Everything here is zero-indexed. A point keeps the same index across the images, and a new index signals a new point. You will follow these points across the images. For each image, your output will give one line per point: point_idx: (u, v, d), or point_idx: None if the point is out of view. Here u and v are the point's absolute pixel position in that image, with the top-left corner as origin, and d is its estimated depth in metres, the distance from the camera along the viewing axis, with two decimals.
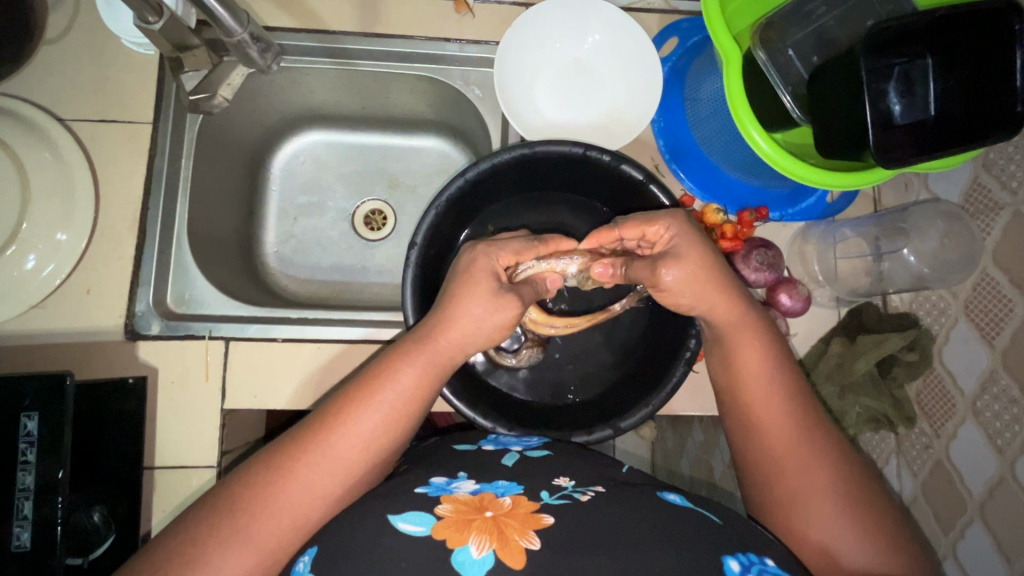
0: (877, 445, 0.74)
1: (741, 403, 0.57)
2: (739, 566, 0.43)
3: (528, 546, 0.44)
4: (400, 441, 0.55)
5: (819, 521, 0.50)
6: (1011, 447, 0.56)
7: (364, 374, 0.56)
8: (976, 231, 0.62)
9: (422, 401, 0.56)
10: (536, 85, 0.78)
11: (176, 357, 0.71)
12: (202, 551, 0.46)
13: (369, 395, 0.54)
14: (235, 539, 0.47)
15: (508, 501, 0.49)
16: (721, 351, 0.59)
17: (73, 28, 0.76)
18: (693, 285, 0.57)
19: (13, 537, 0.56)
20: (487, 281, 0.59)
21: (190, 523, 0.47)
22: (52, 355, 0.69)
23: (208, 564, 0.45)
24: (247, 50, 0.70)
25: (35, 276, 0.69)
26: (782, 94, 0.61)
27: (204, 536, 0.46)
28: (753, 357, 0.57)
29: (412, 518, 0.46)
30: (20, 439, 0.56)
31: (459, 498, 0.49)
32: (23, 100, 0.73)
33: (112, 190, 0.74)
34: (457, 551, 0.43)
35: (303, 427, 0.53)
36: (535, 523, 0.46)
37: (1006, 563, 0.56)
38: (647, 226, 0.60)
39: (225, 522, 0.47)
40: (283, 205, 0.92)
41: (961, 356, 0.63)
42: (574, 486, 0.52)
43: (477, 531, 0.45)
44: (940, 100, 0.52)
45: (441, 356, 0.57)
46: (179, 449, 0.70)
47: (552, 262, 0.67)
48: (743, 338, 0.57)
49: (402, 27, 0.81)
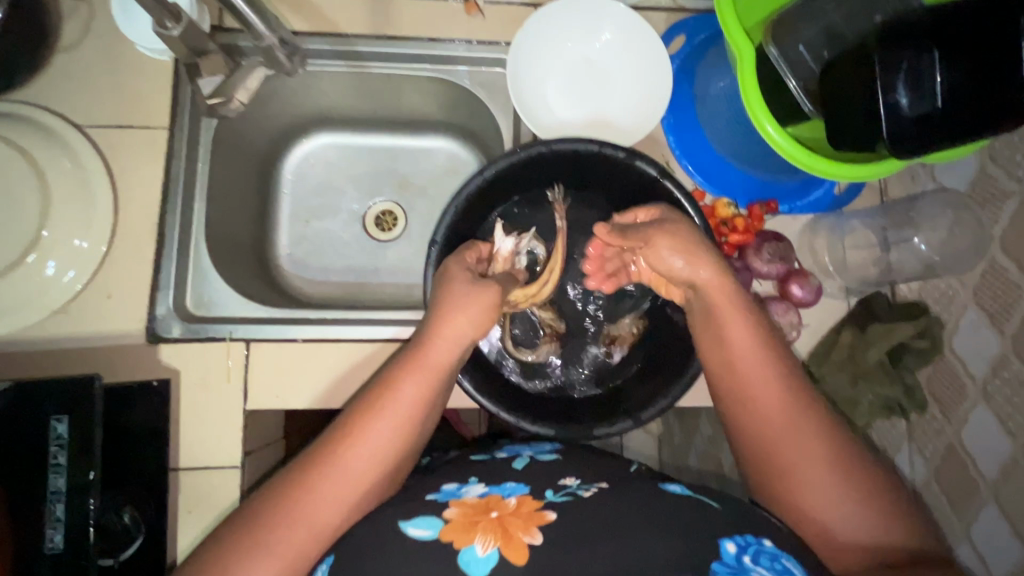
0: (888, 432, 0.76)
1: (749, 416, 0.56)
2: (736, 547, 0.45)
3: (531, 541, 0.45)
4: (410, 447, 0.56)
5: (822, 487, 0.52)
6: (1022, 429, 0.57)
7: (371, 387, 0.57)
8: (986, 220, 0.63)
9: (426, 401, 0.57)
10: (548, 85, 0.79)
11: (197, 359, 0.71)
12: (232, 551, 0.48)
13: (374, 403, 0.55)
14: (260, 546, 0.48)
15: (514, 500, 0.50)
16: (712, 334, 0.59)
17: (88, 36, 0.76)
18: (693, 269, 0.60)
19: (46, 540, 0.56)
20: (462, 275, 0.63)
21: (237, 526, 0.50)
22: (75, 359, 0.70)
23: (243, 563, 0.47)
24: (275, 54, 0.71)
25: (56, 282, 0.69)
26: (788, 79, 0.62)
27: (231, 547, 0.49)
28: (760, 373, 0.56)
29: (421, 522, 0.48)
30: (51, 442, 0.57)
31: (466, 502, 0.50)
32: (41, 108, 0.73)
33: (130, 196, 0.74)
34: (462, 552, 0.45)
35: (319, 441, 0.54)
36: (539, 518, 0.47)
37: (1020, 541, 0.58)
38: (634, 212, 0.67)
39: (249, 531, 0.49)
40: (295, 208, 0.93)
41: (971, 342, 0.64)
42: (579, 484, 0.53)
43: (483, 531, 0.46)
44: (949, 92, 0.51)
45: (438, 357, 0.58)
46: (203, 450, 0.70)
47: (499, 255, 0.71)
48: (731, 315, 0.58)
49: (413, 29, 0.82)
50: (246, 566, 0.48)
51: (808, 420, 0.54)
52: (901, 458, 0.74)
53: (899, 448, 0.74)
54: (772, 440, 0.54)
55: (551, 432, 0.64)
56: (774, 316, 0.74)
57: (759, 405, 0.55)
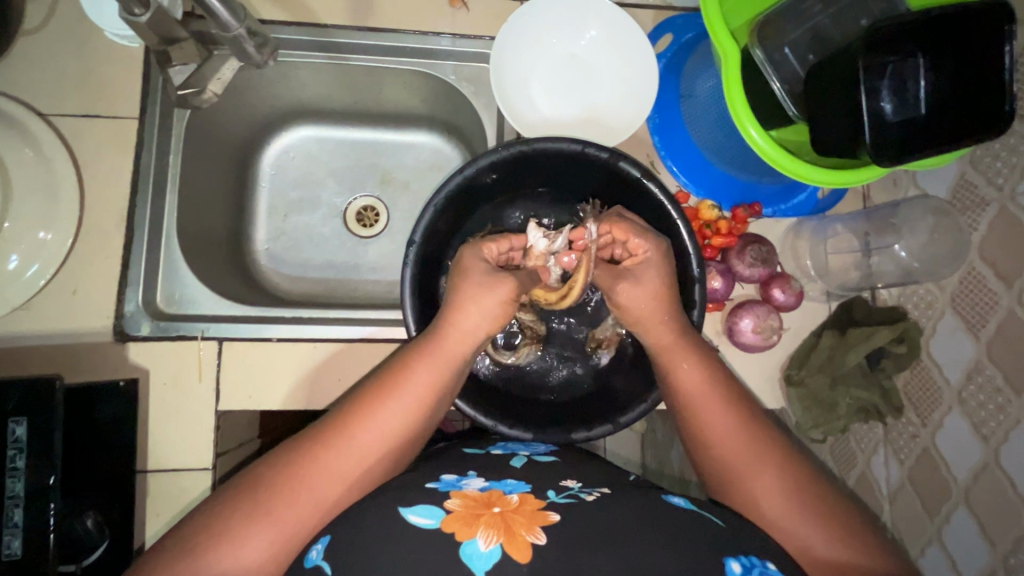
0: (865, 435, 0.76)
1: (728, 428, 0.57)
2: (741, 567, 0.45)
3: (535, 540, 0.45)
4: (417, 431, 0.58)
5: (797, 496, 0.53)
6: (996, 435, 0.58)
7: (384, 370, 0.58)
8: (964, 227, 0.63)
9: (437, 391, 0.58)
10: (532, 83, 0.77)
11: (167, 357, 0.69)
12: (210, 540, 0.48)
13: (386, 388, 0.56)
14: (256, 514, 0.49)
15: (516, 498, 0.50)
16: (661, 372, 0.62)
17: (52, 20, 0.73)
18: (647, 321, 0.61)
19: (3, 546, 0.54)
20: (478, 266, 0.61)
21: (208, 515, 0.50)
22: (38, 357, 0.67)
23: (242, 531, 0.49)
24: (243, 45, 0.69)
25: (18, 276, 0.67)
26: (771, 80, 0.61)
27: (209, 537, 0.48)
28: (713, 414, 0.58)
29: (422, 511, 0.48)
30: (8, 446, 0.55)
31: (469, 493, 0.51)
32: (2, 94, 0.70)
33: (97, 188, 0.71)
34: (467, 543, 0.45)
35: (328, 418, 0.56)
36: (542, 519, 0.48)
37: (989, 545, 0.58)
38: (631, 236, 0.62)
39: (248, 498, 0.50)
40: (274, 201, 0.91)
41: (947, 348, 0.65)
42: (580, 487, 0.53)
43: (486, 525, 0.47)
44: (930, 100, 0.52)
45: (451, 350, 0.59)
46: (173, 451, 0.68)
47: (533, 251, 0.67)
48: (677, 360, 0.60)
49: (395, 20, 0.79)
50: (241, 535, 0.49)
51: (765, 450, 0.57)
52: (877, 461, 0.74)
53: (875, 452, 0.74)
54: (737, 459, 0.56)
55: (530, 434, 0.64)
56: (755, 318, 0.73)
57: (716, 426, 0.58)
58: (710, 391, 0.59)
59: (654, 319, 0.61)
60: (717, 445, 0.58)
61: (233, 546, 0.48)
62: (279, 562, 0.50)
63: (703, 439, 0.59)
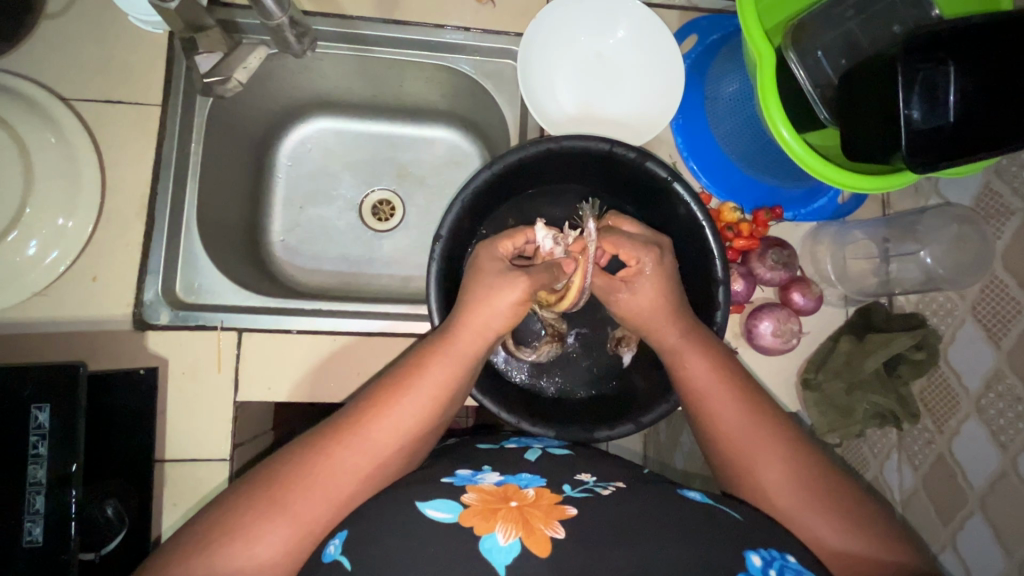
0: (879, 440, 0.77)
1: (748, 429, 0.57)
2: (761, 560, 0.45)
3: (553, 534, 0.45)
4: (433, 428, 0.58)
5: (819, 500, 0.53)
6: (1014, 443, 0.58)
7: (398, 367, 0.59)
8: (988, 234, 0.63)
9: (450, 388, 0.58)
10: (559, 81, 0.77)
11: (187, 347, 0.69)
12: (230, 533, 0.48)
13: (401, 384, 0.56)
14: (274, 508, 0.49)
15: (532, 492, 0.50)
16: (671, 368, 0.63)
17: (76, 4, 0.72)
18: (653, 323, 0.63)
19: (24, 532, 0.54)
20: (493, 266, 0.62)
21: (229, 506, 0.50)
22: (57, 344, 0.67)
23: (259, 526, 0.48)
24: (285, 34, 0.69)
25: (38, 262, 0.66)
26: (793, 64, 0.61)
27: (229, 525, 0.48)
28: (729, 410, 0.58)
29: (440, 506, 0.48)
30: (31, 432, 0.55)
31: (484, 488, 0.51)
32: (25, 78, 0.70)
33: (119, 175, 0.71)
34: (485, 539, 0.45)
35: (344, 413, 0.56)
36: (559, 513, 0.48)
37: (1005, 553, 0.58)
38: (622, 249, 0.63)
39: (264, 493, 0.50)
40: (289, 195, 0.90)
41: (967, 356, 0.65)
42: (595, 481, 0.53)
43: (504, 519, 0.47)
44: (960, 107, 0.51)
45: (465, 347, 0.59)
46: (190, 441, 0.68)
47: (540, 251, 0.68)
48: (690, 356, 0.61)
49: (420, 14, 0.79)
50: (258, 530, 0.48)
51: (784, 451, 0.56)
52: (890, 466, 0.74)
53: (889, 456, 0.75)
54: (757, 461, 0.56)
55: (551, 432, 0.64)
56: (776, 322, 0.74)
57: (730, 433, 0.58)
58: (729, 394, 0.59)
59: (661, 317, 0.63)
60: (740, 445, 0.57)
61: (250, 541, 0.48)
62: (296, 558, 0.50)
63: (720, 441, 0.58)
